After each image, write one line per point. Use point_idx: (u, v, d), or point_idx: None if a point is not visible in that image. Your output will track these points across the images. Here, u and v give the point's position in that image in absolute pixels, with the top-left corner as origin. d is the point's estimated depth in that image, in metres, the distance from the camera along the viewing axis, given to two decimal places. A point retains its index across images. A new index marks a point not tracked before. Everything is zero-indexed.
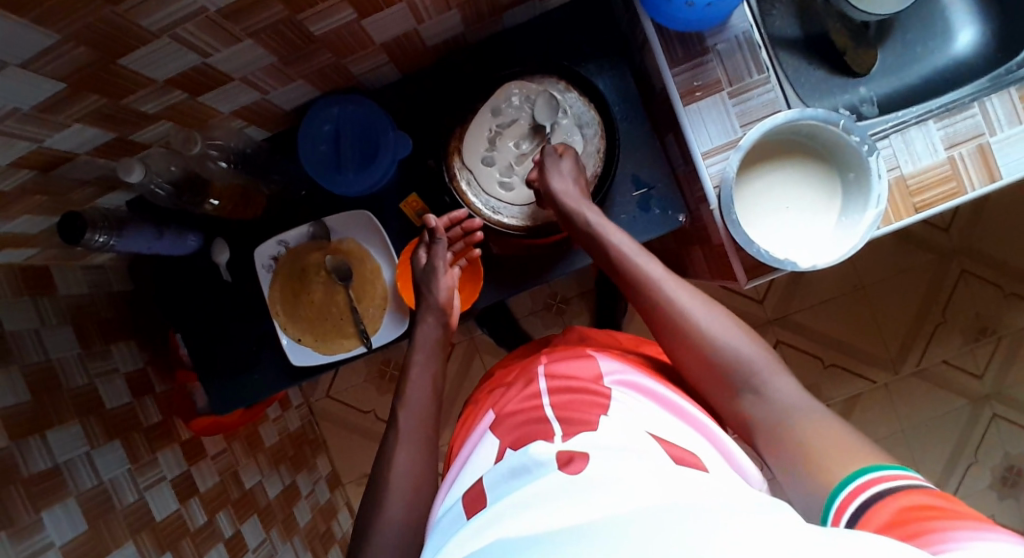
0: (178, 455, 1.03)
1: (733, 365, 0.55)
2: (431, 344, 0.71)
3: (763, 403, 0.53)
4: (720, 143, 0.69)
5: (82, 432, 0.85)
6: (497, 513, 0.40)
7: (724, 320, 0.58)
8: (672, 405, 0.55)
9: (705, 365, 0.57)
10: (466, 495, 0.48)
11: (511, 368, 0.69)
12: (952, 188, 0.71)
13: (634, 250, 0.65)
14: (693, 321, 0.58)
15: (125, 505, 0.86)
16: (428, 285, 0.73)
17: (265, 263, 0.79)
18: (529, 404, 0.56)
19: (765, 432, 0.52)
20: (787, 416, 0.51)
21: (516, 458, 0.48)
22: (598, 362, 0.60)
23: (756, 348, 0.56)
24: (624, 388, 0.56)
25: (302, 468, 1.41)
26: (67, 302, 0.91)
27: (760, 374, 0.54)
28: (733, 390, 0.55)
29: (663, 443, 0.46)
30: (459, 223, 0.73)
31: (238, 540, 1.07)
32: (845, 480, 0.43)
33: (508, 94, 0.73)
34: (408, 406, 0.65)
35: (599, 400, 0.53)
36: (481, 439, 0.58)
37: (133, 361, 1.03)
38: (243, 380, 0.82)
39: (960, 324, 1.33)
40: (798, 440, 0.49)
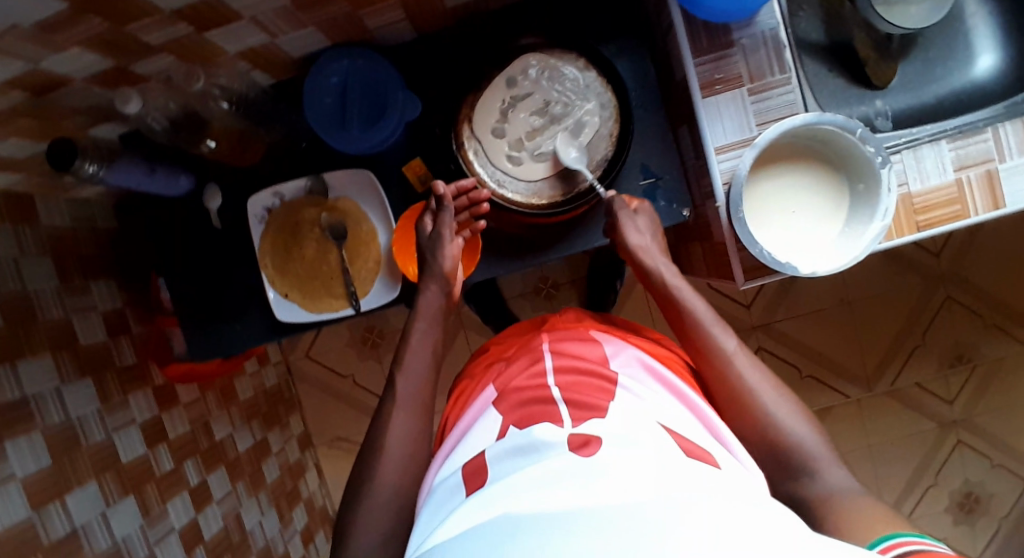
0: (151, 400, 1.01)
1: (790, 449, 0.54)
2: (434, 310, 0.69)
3: (811, 486, 0.52)
4: (734, 139, 0.68)
5: (53, 367, 0.83)
6: (501, 490, 0.40)
7: (789, 406, 0.57)
8: (679, 393, 0.57)
9: (760, 439, 0.56)
10: (464, 469, 0.48)
11: (511, 344, 0.70)
12: (955, 210, 0.72)
13: (709, 315, 0.64)
14: (759, 397, 0.57)
15: (91, 442, 0.85)
16: (432, 252, 0.70)
17: (257, 213, 0.77)
18: (536, 382, 0.56)
19: (811, 509, 0.51)
20: (833, 497, 0.50)
21: (520, 436, 0.48)
22: (603, 347, 0.62)
23: (819, 438, 0.55)
24: (629, 367, 0.59)
25: (275, 426, 1.40)
26: (48, 232, 0.88)
27: (818, 463, 0.53)
28: (787, 471, 0.54)
29: (674, 436, 0.46)
30: (465, 193, 0.69)
31: (205, 491, 1.07)
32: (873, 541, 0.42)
33: (525, 65, 0.70)
34: (406, 370, 0.64)
35: (606, 383, 0.54)
36: (482, 411, 0.58)
37: (111, 300, 1.00)
38: (226, 330, 0.81)
39: (938, 349, 1.36)
40: (841, 514, 0.48)
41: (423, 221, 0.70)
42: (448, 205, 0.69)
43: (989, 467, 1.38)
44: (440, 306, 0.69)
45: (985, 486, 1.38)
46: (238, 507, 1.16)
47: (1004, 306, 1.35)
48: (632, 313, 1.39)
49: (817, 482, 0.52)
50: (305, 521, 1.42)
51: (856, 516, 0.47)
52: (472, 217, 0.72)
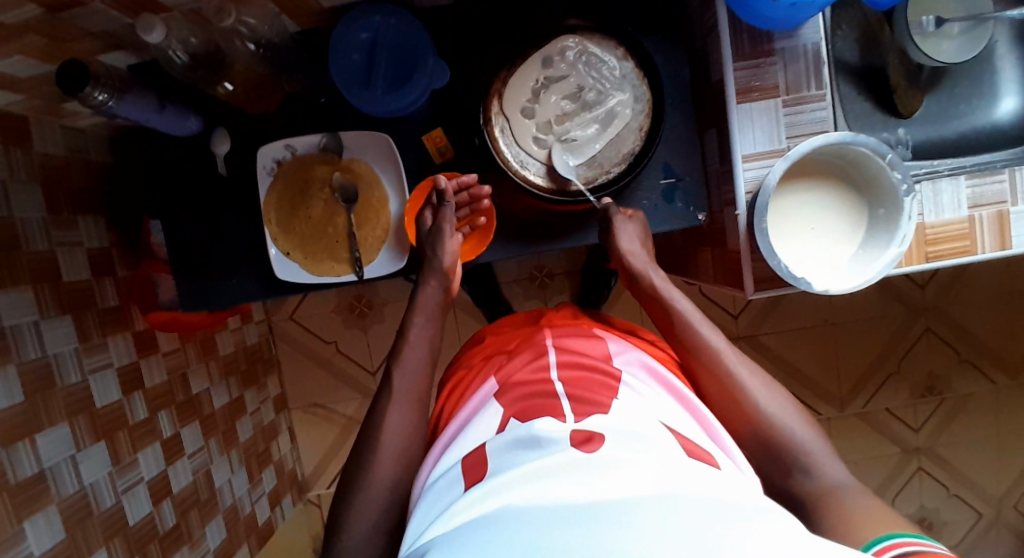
0: (130, 345, 0.99)
1: (786, 444, 0.55)
2: (434, 302, 0.68)
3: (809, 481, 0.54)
4: (764, 150, 0.68)
5: (33, 300, 0.80)
6: (501, 483, 0.40)
7: (782, 400, 0.58)
8: (680, 396, 0.57)
9: (757, 435, 0.57)
10: (464, 461, 0.47)
11: (512, 336, 0.69)
12: (963, 246, 0.73)
13: (697, 315, 0.65)
14: (751, 392, 0.58)
15: (67, 384, 0.83)
16: (432, 247, 0.71)
17: (266, 165, 0.75)
18: (539, 377, 0.55)
19: (814, 505, 0.53)
20: (835, 493, 0.52)
21: (521, 429, 0.47)
22: (608, 344, 0.61)
23: (812, 433, 0.56)
24: (633, 366, 0.58)
25: (252, 385, 1.38)
26: (39, 160, 0.84)
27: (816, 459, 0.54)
28: (781, 467, 0.55)
29: (677, 435, 0.46)
30: (466, 189, 0.73)
31: (175, 443, 1.06)
32: (873, 542, 0.43)
33: (563, 46, 0.69)
34: (403, 364, 0.63)
35: (610, 380, 0.54)
36: (484, 400, 0.57)
37: (98, 238, 0.96)
38: (220, 283, 0.78)
39: (912, 379, 1.39)
40: (845, 513, 0.49)
41: (423, 215, 0.72)
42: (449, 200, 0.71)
43: (944, 496, 1.42)
44: (438, 301, 0.69)
45: (938, 514, 1.43)
46: (209, 463, 1.15)
47: (978, 344, 1.39)
48: (623, 310, 1.40)
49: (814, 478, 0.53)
50: (273, 483, 1.41)
51: (857, 516, 0.48)
52: (469, 215, 0.74)
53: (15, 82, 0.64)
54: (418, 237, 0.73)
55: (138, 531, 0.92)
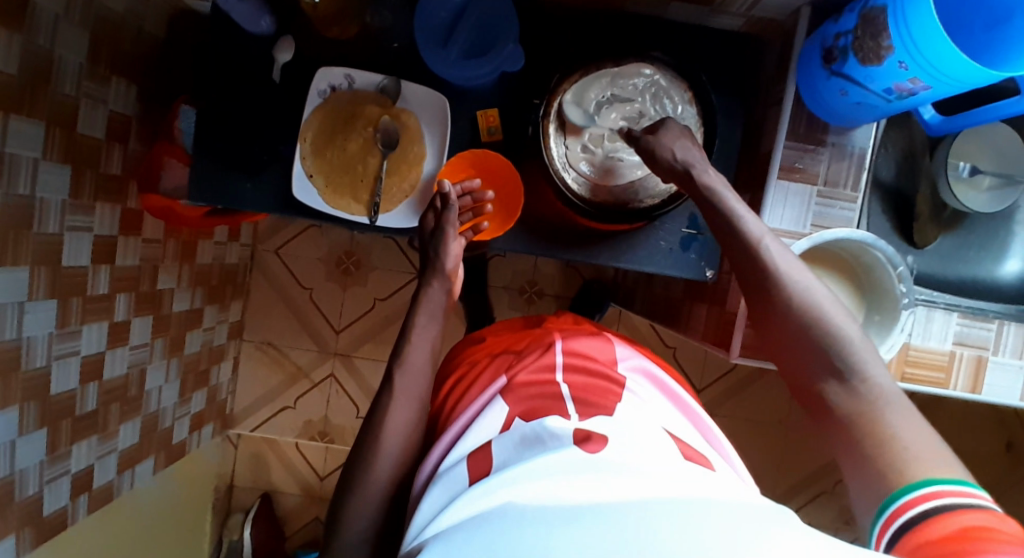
0: (114, 218, 0.96)
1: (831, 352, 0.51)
2: (437, 304, 0.70)
3: (850, 395, 0.49)
4: (786, 228, 0.71)
5: (41, 139, 0.77)
6: (505, 478, 0.42)
7: (826, 297, 0.54)
8: (678, 399, 0.63)
9: (796, 348, 0.53)
10: (471, 457, 0.50)
11: (520, 337, 0.71)
12: (937, 377, 0.76)
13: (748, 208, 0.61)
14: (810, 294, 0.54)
15: (42, 232, 0.80)
16: (436, 250, 0.72)
17: (321, 87, 0.75)
18: (544, 377, 0.59)
19: (848, 421, 0.48)
20: (877, 404, 0.48)
21: (530, 427, 0.50)
22: (614, 348, 0.66)
23: (859, 332, 0.52)
24: (636, 372, 0.64)
25: (217, 302, 1.35)
26: (95, 8, 0.83)
27: (862, 367, 0.50)
28: (820, 367, 0.51)
29: (677, 441, 0.50)
30: (469, 193, 0.74)
31: (124, 330, 1.02)
32: (903, 488, 0.42)
33: (637, 73, 0.71)
34: (407, 366, 0.64)
35: (614, 387, 0.58)
36: (488, 400, 0.59)
37: (124, 105, 0.94)
38: (234, 183, 0.77)
39: (841, 501, 1.43)
40: (881, 436, 0.46)
41: (427, 217, 0.73)
42: (454, 203, 0.72)
43: None
44: (441, 303, 0.71)
45: None
46: (146, 362, 1.11)
47: None
48: None
49: (856, 390, 0.49)
50: (201, 407, 1.37)
51: (899, 449, 0.44)
52: (472, 219, 0.76)
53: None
54: (423, 238, 0.74)
55: (57, 403, 0.88)
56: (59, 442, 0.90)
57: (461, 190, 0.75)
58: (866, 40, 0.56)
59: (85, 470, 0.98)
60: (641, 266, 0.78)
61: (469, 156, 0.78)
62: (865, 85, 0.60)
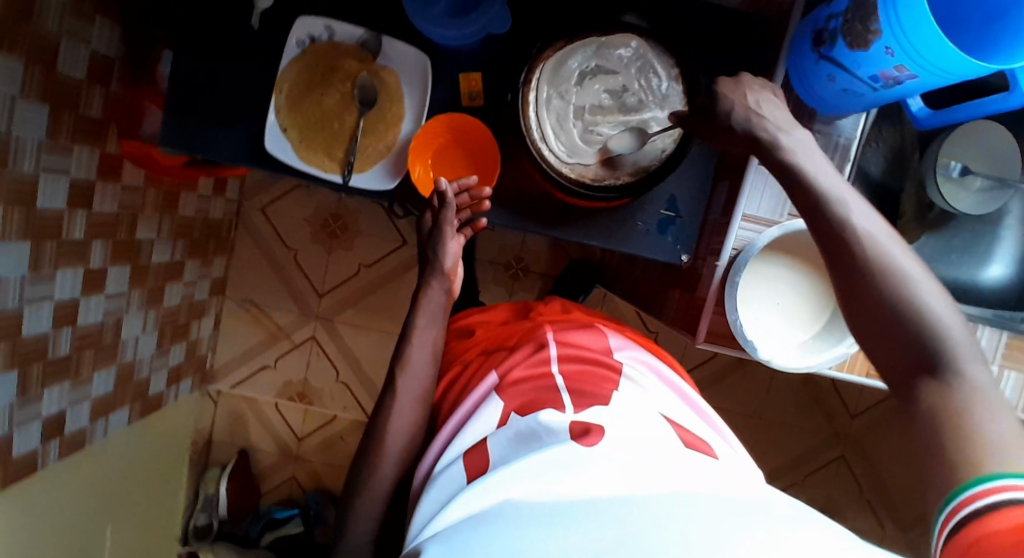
0: (94, 162, 0.94)
1: (924, 339, 0.45)
2: (436, 305, 0.70)
3: (939, 388, 0.44)
4: (763, 215, 0.69)
5: (20, 75, 0.75)
6: (502, 475, 0.45)
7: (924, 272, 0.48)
8: (681, 393, 0.67)
9: (879, 328, 0.48)
10: (467, 454, 0.51)
11: (514, 331, 0.72)
12: None
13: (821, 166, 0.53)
14: (902, 274, 0.47)
15: (17, 171, 0.78)
16: (435, 249, 0.72)
17: (299, 37, 0.73)
18: (540, 371, 0.61)
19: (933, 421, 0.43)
20: (967, 398, 0.42)
21: (523, 421, 0.53)
22: (608, 339, 0.69)
23: (961, 328, 0.46)
24: (635, 362, 0.67)
25: (199, 255, 1.34)
26: None
27: (957, 357, 0.44)
28: (910, 359, 0.46)
29: (675, 427, 0.54)
30: (467, 190, 0.72)
31: (100, 277, 1.02)
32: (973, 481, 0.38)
33: (623, 46, 0.69)
34: (408, 369, 0.65)
35: (612, 374, 0.61)
36: (483, 397, 0.60)
37: (107, 44, 0.91)
38: (209, 135, 0.76)
39: (810, 494, 1.44)
40: (966, 431, 0.41)
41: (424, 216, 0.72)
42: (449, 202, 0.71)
43: None
44: (441, 305, 0.70)
45: None
46: (123, 311, 1.11)
47: (878, 488, 1.44)
48: None
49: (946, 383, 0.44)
50: (179, 360, 1.37)
51: (976, 449, 0.39)
52: (472, 215, 0.74)
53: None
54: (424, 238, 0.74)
55: (28, 346, 0.87)
56: (30, 386, 0.90)
57: (458, 185, 0.72)
58: (855, 23, 0.54)
59: (57, 415, 0.98)
60: (613, 244, 0.76)
61: (448, 120, 0.75)
62: (852, 71, 0.58)
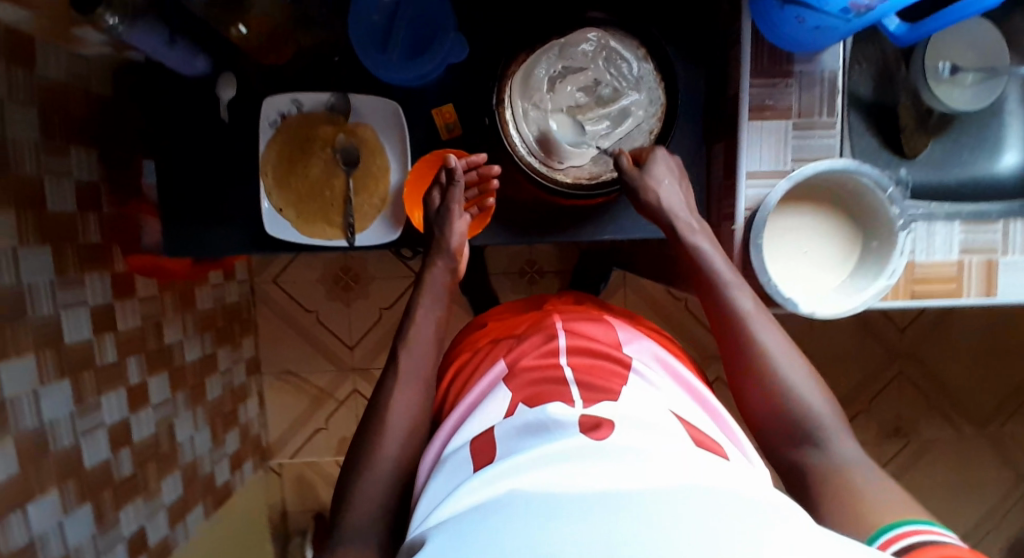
0: (107, 284, 0.95)
1: (800, 418, 0.54)
2: (440, 285, 0.69)
3: (823, 459, 0.52)
4: (767, 170, 0.69)
5: (14, 225, 0.76)
6: (508, 465, 0.40)
7: (789, 348, 0.58)
8: (694, 392, 0.59)
9: (770, 399, 0.56)
10: (474, 443, 0.48)
11: (522, 320, 0.70)
12: (950, 288, 0.74)
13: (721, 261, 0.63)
14: (769, 349, 0.58)
15: (37, 315, 0.80)
16: (440, 229, 0.71)
17: (270, 117, 0.73)
18: (546, 361, 0.58)
19: (820, 481, 0.51)
20: (842, 471, 0.51)
21: (531, 414, 0.48)
22: (617, 332, 0.65)
23: (829, 406, 0.55)
24: (643, 356, 0.62)
25: (227, 342, 1.36)
26: (39, 80, 0.80)
27: (825, 429, 0.54)
28: (795, 434, 0.55)
29: (686, 426, 0.48)
30: (475, 169, 0.72)
31: (142, 391, 1.04)
32: (882, 530, 0.42)
33: (583, 39, 0.69)
34: (412, 346, 0.64)
35: (621, 368, 0.56)
36: (490, 386, 0.58)
37: (88, 171, 0.91)
38: (208, 232, 0.77)
39: (879, 417, 1.40)
40: (851, 494, 0.48)
41: (430, 195, 0.71)
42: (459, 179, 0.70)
43: None
44: (444, 284, 0.70)
45: None
46: (173, 416, 1.13)
47: (947, 394, 1.40)
48: None
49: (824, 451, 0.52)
50: (236, 446, 1.39)
51: (864, 496, 0.47)
52: (477, 199, 0.74)
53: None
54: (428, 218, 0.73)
55: (93, 475, 0.89)
56: (105, 512, 0.92)
57: (466, 164, 0.72)
58: None
59: (137, 532, 1.00)
60: (623, 233, 0.76)
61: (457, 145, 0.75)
62: (821, 10, 0.56)
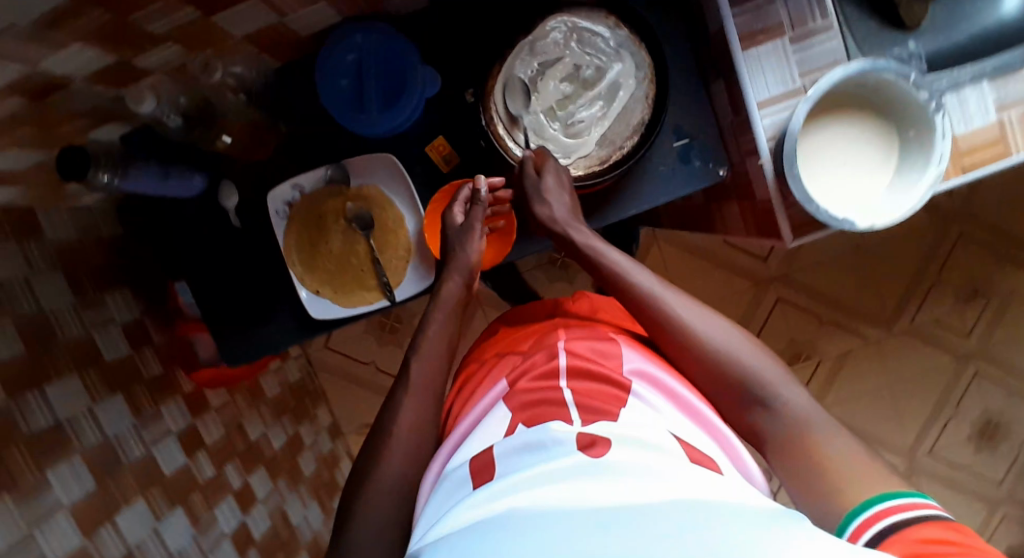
0: (182, 406, 0.97)
1: (745, 382, 0.56)
2: (455, 298, 0.71)
3: (775, 418, 0.54)
4: (778, 92, 0.66)
5: (83, 386, 0.77)
6: (507, 484, 0.40)
7: (722, 328, 0.60)
8: (693, 410, 0.55)
9: (720, 383, 0.58)
10: (473, 461, 0.48)
11: (527, 334, 0.68)
12: (997, 151, 0.69)
13: (626, 262, 0.66)
14: (703, 336, 0.59)
15: (131, 460, 0.81)
16: (459, 245, 0.73)
17: (278, 209, 0.75)
18: (544, 384, 0.55)
19: (783, 446, 0.53)
20: (802, 427, 0.52)
21: (531, 433, 0.47)
22: (622, 350, 0.60)
23: (769, 365, 0.57)
24: (643, 379, 0.57)
25: (303, 419, 1.38)
26: (54, 245, 0.78)
27: (774, 389, 0.55)
28: (748, 406, 0.56)
29: (683, 444, 0.47)
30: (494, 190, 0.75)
31: (248, 492, 1.07)
32: (866, 501, 0.44)
33: (550, 30, 0.67)
34: (422, 356, 0.66)
35: (620, 392, 0.53)
36: (494, 402, 0.58)
37: (128, 311, 0.91)
38: (257, 332, 0.79)
39: (953, 285, 1.34)
40: (817, 455, 0.50)
41: (453, 213, 0.73)
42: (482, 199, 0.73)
43: (1007, 395, 1.38)
44: (458, 299, 0.71)
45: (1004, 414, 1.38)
46: (282, 503, 1.18)
47: (1017, 239, 1.33)
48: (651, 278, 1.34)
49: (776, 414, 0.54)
50: None
51: (831, 461, 0.49)
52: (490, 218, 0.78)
53: (21, 169, 0.61)
54: (445, 234, 0.75)
55: None
56: None
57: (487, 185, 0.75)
58: None
59: None
60: (652, 202, 0.74)
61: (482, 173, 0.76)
62: None
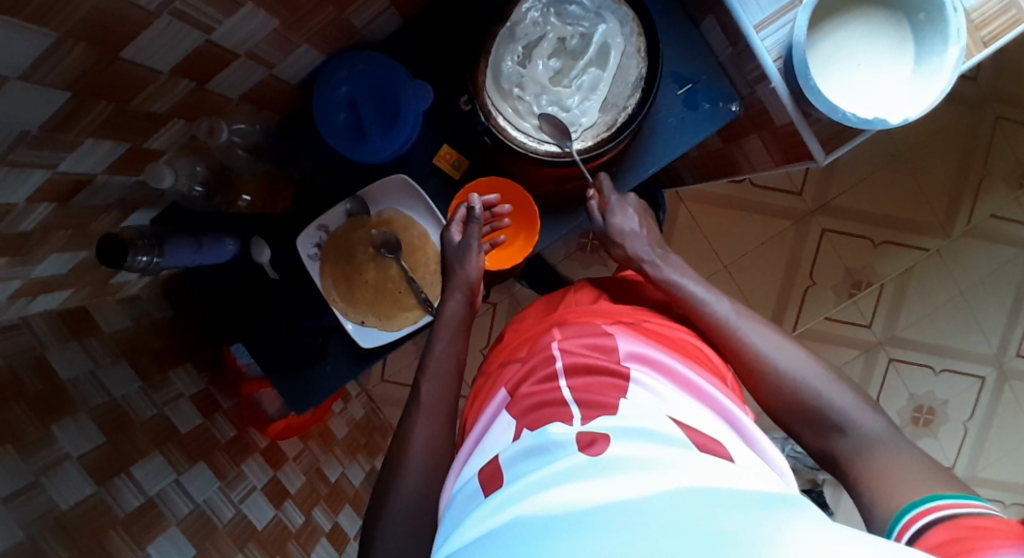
0: (262, 462, 1.00)
1: (817, 407, 0.54)
2: (457, 316, 0.70)
3: (848, 440, 0.52)
4: (772, 11, 0.63)
5: (166, 462, 0.80)
6: (516, 491, 0.41)
7: (802, 358, 0.58)
8: (695, 389, 0.53)
9: (795, 407, 0.56)
10: (480, 473, 0.48)
11: (522, 341, 0.67)
12: (1013, 16, 0.63)
13: (704, 292, 0.65)
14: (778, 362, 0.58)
15: (226, 521, 0.84)
16: (457, 260, 0.72)
17: (310, 252, 0.78)
18: (546, 386, 0.53)
19: (852, 468, 0.51)
20: (873, 446, 0.50)
21: (534, 438, 0.47)
22: (617, 341, 0.57)
23: (844, 389, 0.55)
24: (643, 368, 0.54)
25: (380, 455, 1.36)
26: (114, 337, 0.81)
27: (848, 414, 0.53)
28: (818, 429, 0.54)
29: (685, 429, 0.45)
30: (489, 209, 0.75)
31: (339, 533, 1.10)
32: (906, 505, 0.44)
33: (524, 13, 0.67)
34: (429, 375, 0.66)
35: (619, 381, 0.51)
36: (495, 417, 0.57)
37: (195, 384, 0.94)
38: (313, 375, 0.80)
39: (1003, 173, 1.27)
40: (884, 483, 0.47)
41: (449, 232, 0.72)
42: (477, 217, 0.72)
43: None
44: (463, 316, 0.71)
45: None
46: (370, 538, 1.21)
47: None
48: (684, 241, 1.30)
49: (853, 436, 0.52)
50: None
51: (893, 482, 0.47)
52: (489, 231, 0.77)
53: (61, 270, 0.64)
54: (446, 251, 0.74)
55: None
56: None
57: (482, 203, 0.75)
58: None
59: None
60: (670, 153, 0.74)
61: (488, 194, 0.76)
62: None
